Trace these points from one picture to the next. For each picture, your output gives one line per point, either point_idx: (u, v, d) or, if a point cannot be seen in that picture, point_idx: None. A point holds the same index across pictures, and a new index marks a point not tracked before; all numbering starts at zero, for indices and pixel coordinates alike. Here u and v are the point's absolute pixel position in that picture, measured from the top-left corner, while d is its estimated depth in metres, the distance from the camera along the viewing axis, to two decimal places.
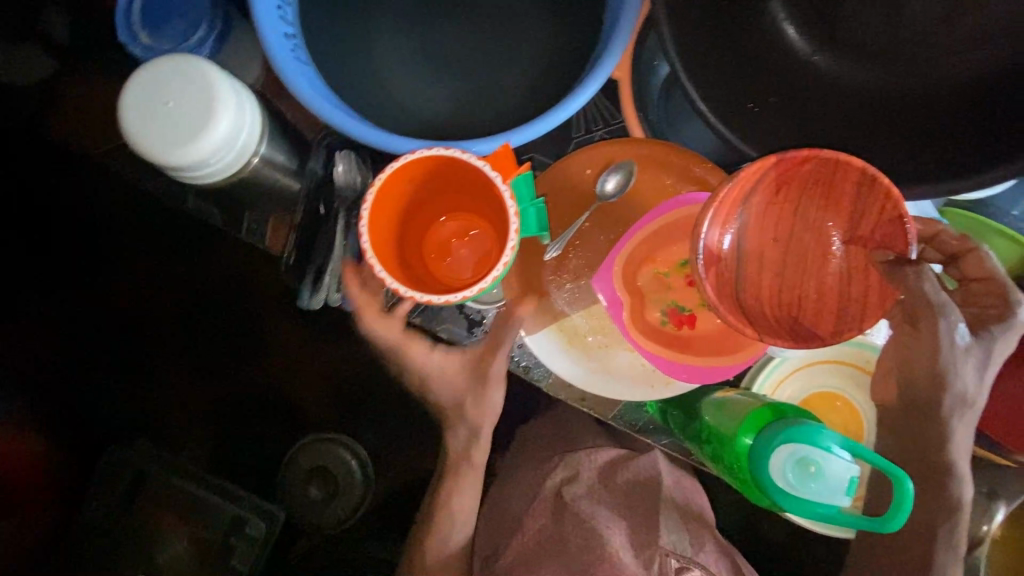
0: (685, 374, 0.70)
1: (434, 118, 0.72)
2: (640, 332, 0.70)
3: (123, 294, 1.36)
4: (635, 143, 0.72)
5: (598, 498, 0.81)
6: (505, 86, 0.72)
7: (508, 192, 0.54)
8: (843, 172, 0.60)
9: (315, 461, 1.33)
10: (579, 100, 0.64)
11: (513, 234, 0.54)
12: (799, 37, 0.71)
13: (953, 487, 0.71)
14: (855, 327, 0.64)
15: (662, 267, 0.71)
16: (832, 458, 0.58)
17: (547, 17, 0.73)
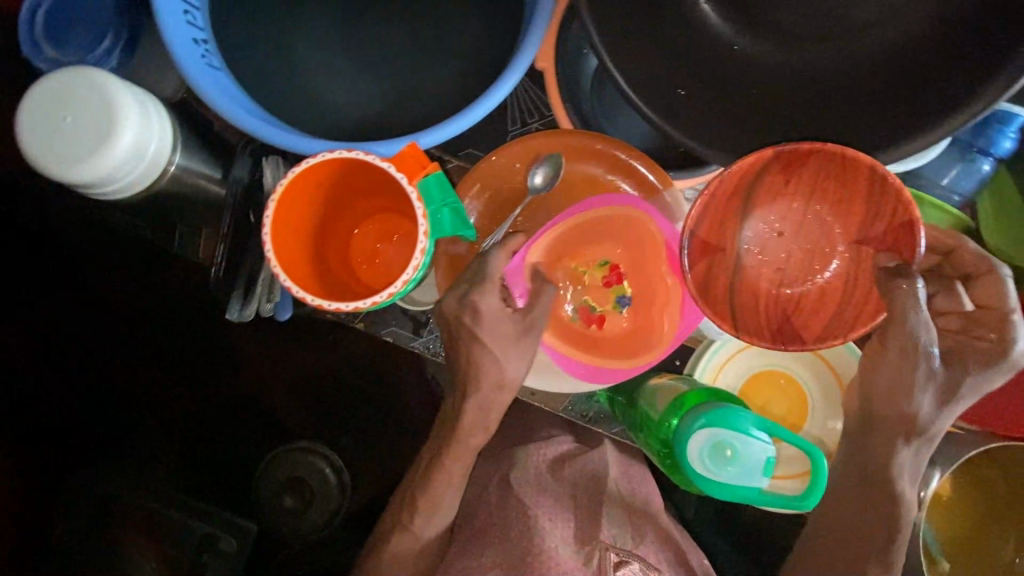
0: (605, 375, 0.70)
1: (359, 119, 0.71)
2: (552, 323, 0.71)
3: (101, 299, 1.18)
4: (562, 134, 0.72)
5: (545, 490, 0.81)
6: (432, 81, 0.71)
7: (415, 193, 0.54)
8: (854, 169, 0.58)
9: (288, 472, 1.21)
10: (498, 95, 0.63)
11: (421, 235, 0.54)
12: (718, 15, 0.67)
13: (900, 506, 0.67)
14: (844, 335, 0.62)
15: (582, 265, 0.72)
16: (746, 439, 0.59)
17: (468, 10, 0.72)
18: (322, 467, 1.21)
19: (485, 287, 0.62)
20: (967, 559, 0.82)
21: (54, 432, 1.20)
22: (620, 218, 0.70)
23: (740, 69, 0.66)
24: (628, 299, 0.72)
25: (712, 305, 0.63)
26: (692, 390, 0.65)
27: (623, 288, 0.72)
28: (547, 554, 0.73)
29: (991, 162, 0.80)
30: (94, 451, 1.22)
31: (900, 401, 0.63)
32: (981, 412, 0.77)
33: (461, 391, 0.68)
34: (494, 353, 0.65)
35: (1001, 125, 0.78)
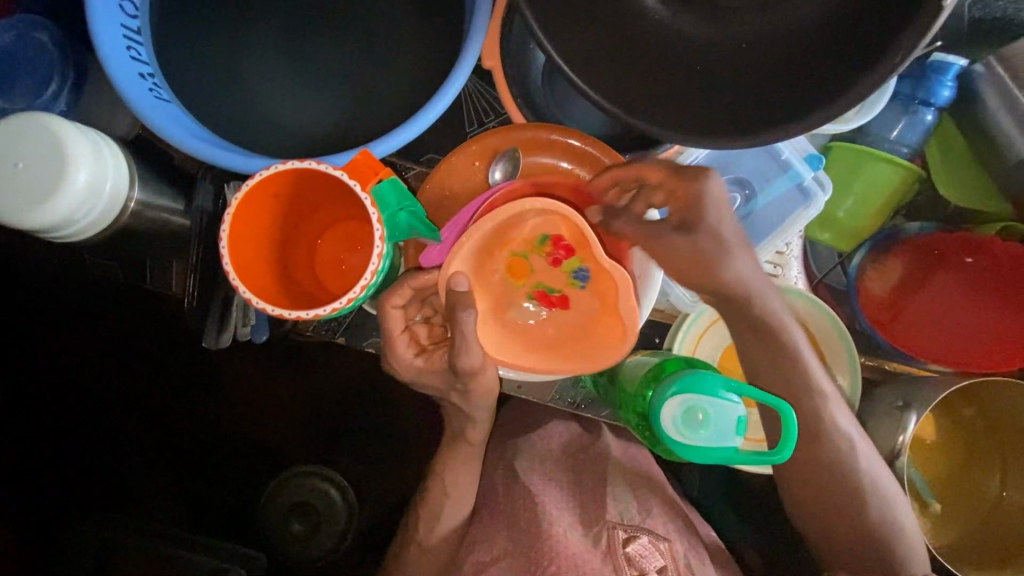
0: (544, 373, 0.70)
1: (319, 135, 0.72)
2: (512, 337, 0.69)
3: (72, 348, 1.17)
4: (514, 128, 0.74)
5: (549, 479, 0.82)
6: (385, 88, 0.72)
7: (369, 200, 0.54)
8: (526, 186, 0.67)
9: (294, 497, 1.21)
10: (448, 93, 0.64)
11: (378, 240, 0.55)
12: None
13: (846, 450, 0.75)
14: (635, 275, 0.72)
15: (519, 248, 0.67)
16: (720, 403, 0.61)
17: (410, 18, 0.73)
18: (327, 489, 1.21)
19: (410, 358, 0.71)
20: (957, 492, 0.85)
21: (55, 447, 1.19)
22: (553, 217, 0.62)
23: (681, 47, 0.68)
24: (582, 269, 0.67)
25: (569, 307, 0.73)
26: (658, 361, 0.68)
27: (575, 261, 0.67)
28: (555, 536, 0.74)
29: (933, 111, 0.83)
30: (89, 465, 1.21)
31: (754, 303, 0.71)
32: (947, 351, 0.84)
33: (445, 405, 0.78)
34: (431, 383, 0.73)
35: (938, 75, 0.80)
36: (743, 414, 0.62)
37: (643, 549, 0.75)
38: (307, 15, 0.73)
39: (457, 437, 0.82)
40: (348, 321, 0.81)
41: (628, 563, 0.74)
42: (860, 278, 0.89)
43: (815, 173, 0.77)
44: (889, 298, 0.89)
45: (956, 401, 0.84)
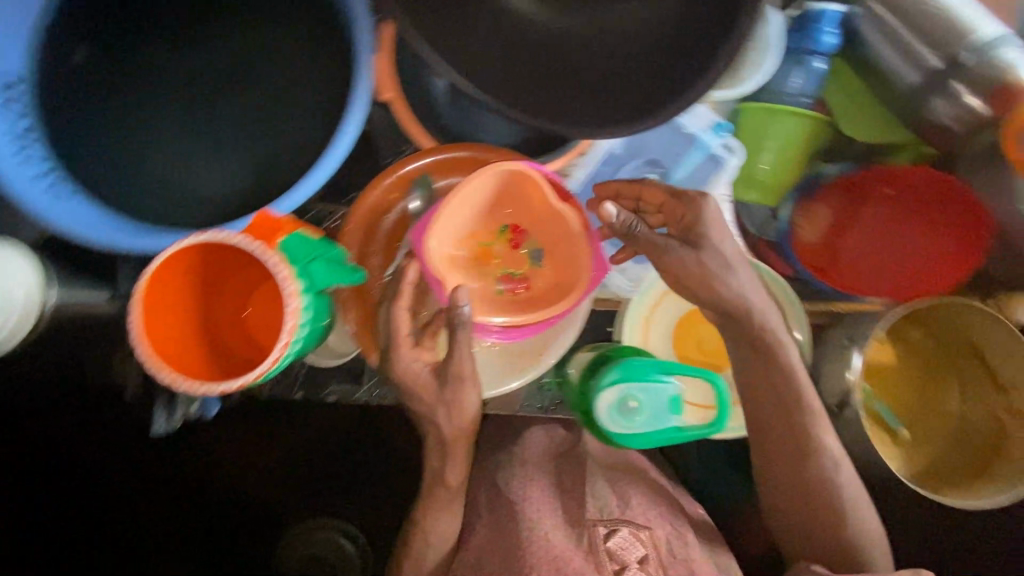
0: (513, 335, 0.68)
1: (233, 197, 0.72)
2: (490, 306, 0.68)
3: None
4: (426, 153, 0.73)
5: (532, 480, 0.82)
6: (289, 138, 0.73)
7: (275, 258, 0.53)
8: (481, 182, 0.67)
9: (311, 550, 1.10)
10: (346, 137, 0.64)
11: (290, 297, 0.53)
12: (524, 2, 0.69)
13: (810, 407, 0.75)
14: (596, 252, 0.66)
15: (483, 238, 0.72)
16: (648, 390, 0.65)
17: (300, 66, 0.73)
18: (338, 541, 1.10)
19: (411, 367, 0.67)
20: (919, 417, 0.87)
21: None
22: (529, 181, 0.67)
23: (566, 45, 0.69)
24: (540, 251, 0.72)
25: (539, 293, 0.69)
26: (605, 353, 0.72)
27: (533, 242, 0.72)
28: (538, 539, 0.74)
29: (819, 59, 0.85)
30: None
31: (768, 316, 0.72)
32: (883, 282, 0.87)
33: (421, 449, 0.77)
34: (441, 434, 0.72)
35: (816, 23, 0.83)
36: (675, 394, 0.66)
37: (624, 541, 0.75)
38: (202, 82, 0.73)
39: (434, 481, 0.77)
40: (303, 373, 0.82)
41: (609, 558, 0.73)
42: (791, 229, 0.91)
43: (723, 140, 0.78)
44: (822, 242, 0.91)
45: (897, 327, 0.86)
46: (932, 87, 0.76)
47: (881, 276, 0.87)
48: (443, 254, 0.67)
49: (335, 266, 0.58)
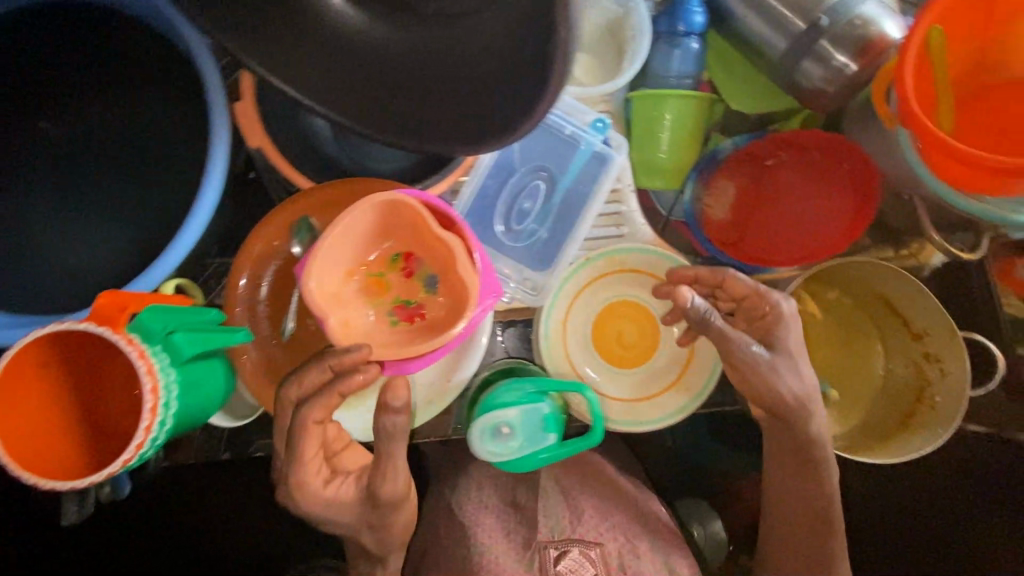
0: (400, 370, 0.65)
1: (109, 271, 0.69)
2: (375, 340, 0.65)
3: None
4: (300, 196, 0.71)
5: (486, 505, 0.82)
6: (159, 198, 0.70)
7: (123, 340, 0.51)
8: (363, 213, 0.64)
9: None
10: (207, 201, 0.65)
11: (141, 379, 0.51)
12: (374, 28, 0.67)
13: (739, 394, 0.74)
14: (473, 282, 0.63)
15: (375, 267, 0.69)
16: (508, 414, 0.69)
17: (160, 126, 0.70)
18: None
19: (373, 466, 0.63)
20: (851, 371, 0.87)
21: None
22: (411, 209, 0.63)
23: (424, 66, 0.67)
24: (433, 278, 0.68)
25: (431, 324, 0.66)
26: (489, 378, 0.78)
27: (426, 269, 0.68)
28: (488, 566, 0.76)
29: (695, 39, 0.85)
30: None
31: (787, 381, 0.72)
32: (796, 249, 0.85)
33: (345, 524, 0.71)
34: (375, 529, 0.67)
35: (683, 4, 0.83)
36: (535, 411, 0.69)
37: (575, 563, 0.78)
38: (60, 151, 0.70)
39: None
40: (226, 432, 0.80)
41: None
42: (700, 209, 0.89)
43: (600, 140, 0.78)
44: (733, 219, 0.89)
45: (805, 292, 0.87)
46: (799, 54, 0.76)
47: (797, 244, 0.85)
48: (328, 290, 0.64)
49: (198, 335, 0.56)
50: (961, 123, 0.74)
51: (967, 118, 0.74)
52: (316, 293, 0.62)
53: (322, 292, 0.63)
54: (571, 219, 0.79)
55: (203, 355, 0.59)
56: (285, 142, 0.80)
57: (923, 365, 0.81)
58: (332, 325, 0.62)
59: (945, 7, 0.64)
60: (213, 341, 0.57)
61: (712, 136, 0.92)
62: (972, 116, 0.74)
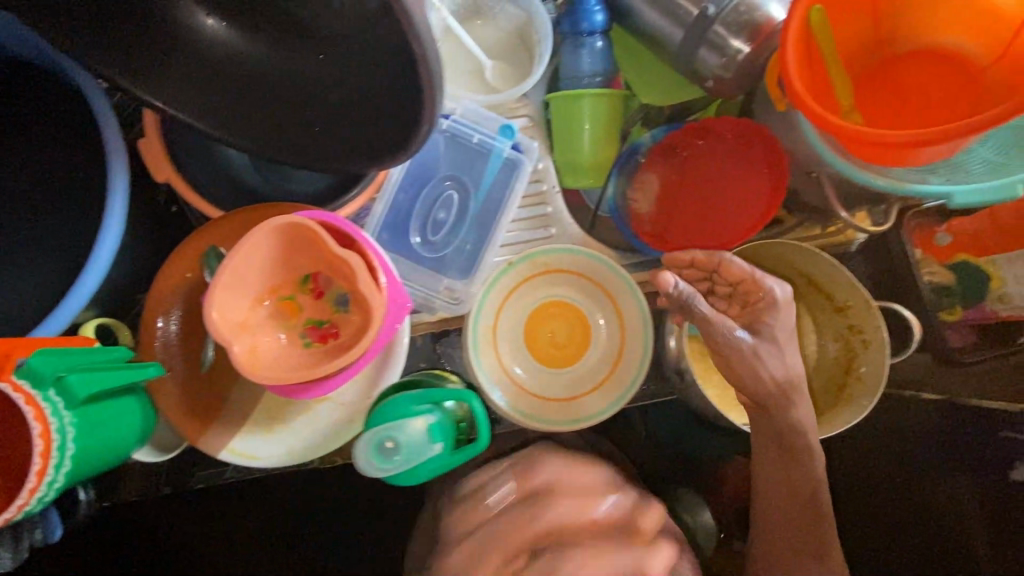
0: (312, 391, 0.65)
1: (19, 323, 0.69)
2: (286, 364, 0.65)
3: None
4: (210, 225, 0.72)
5: None
6: (67, 246, 0.70)
7: (12, 382, 0.52)
8: (261, 239, 0.64)
9: None
10: (107, 239, 0.66)
11: (31, 419, 0.52)
12: (260, 56, 0.67)
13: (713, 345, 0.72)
14: (376, 297, 0.64)
15: (284, 291, 0.69)
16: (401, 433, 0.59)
17: (63, 175, 0.71)
18: None
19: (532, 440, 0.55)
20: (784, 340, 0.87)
21: None
22: (309, 231, 0.64)
23: (314, 90, 0.67)
24: (343, 296, 0.69)
25: (342, 341, 0.67)
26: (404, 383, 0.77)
27: (335, 288, 0.69)
28: None
29: (598, 38, 0.85)
30: None
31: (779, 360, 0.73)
32: (719, 235, 0.85)
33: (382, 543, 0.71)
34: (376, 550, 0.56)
35: (582, 5, 0.83)
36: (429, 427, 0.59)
37: None
38: None
39: None
40: (165, 465, 0.79)
41: None
42: (624, 206, 0.89)
43: (507, 143, 0.79)
44: (658, 210, 0.88)
45: None
46: (693, 43, 0.76)
47: (718, 228, 0.85)
48: (235, 318, 0.65)
49: (95, 376, 0.57)
50: (861, 97, 0.75)
51: (867, 93, 0.75)
52: (220, 321, 0.62)
53: (225, 321, 0.63)
54: (487, 226, 0.80)
55: (108, 394, 0.61)
56: (201, 176, 0.79)
57: (850, 337, 0.81)
58: (236, 352, 0.62)
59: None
60: (122, 377, 0.60)
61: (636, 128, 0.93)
62: (872, 90, 0.75)
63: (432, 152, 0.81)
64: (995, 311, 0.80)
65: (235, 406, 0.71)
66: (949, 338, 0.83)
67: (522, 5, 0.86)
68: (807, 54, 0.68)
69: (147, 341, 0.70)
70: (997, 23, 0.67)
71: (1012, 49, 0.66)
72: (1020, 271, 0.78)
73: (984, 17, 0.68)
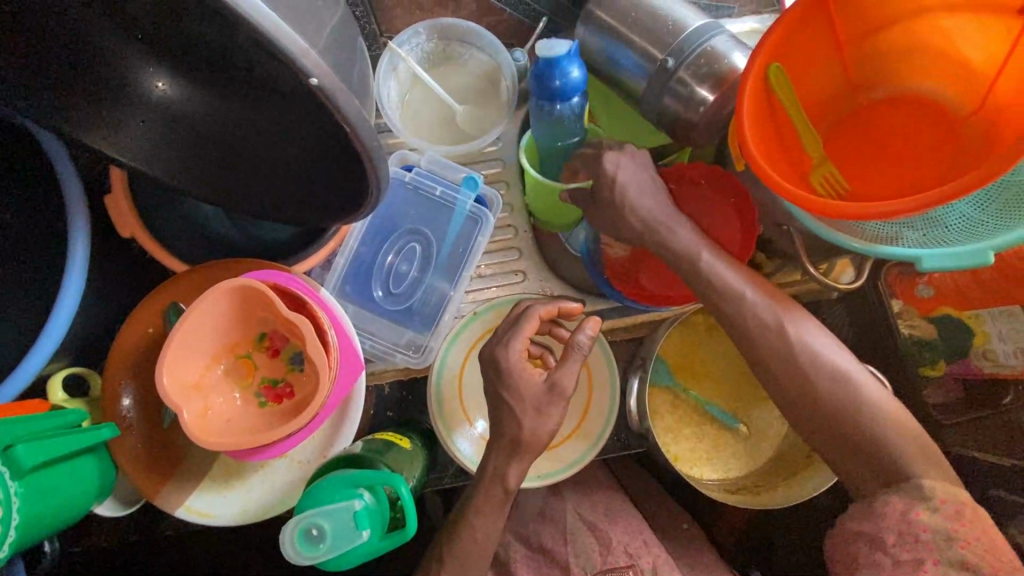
0: (264, 453, 0.65)
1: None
2: (238, 427, 0.65)
3: None
4: (175, 281, 0.72)
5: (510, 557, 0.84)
6: (41, 304, 0.72)
7: None
8: (214, 302, 0.64)
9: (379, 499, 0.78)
10: (66, 300, 0.67)
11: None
12: (211, 116, 0.66)
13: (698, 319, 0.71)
14: (326, 359, 0.64)
15: (241, 350, 0.70)
16: (337, 514, 0.50)
17: (40, 235, 0.73)
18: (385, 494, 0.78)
19: (508, 336, 0.72)
20: (759, 398, 0.85)
21: None
22: (260, 293, 0.65)
23: (271, 153, 0.67)
24: (299, 353, 0.70)
25: (296, 401, 0.67)
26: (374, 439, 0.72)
27: (292, 345, 0.70)
28: None
29: (575, 97, 0.74)
30: None
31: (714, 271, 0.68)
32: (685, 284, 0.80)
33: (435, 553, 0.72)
34: (537, 412, 0.70)
35: (555, 66, 0.71)
36: (369, 507, 0.51)
37: None
38: None
39: None
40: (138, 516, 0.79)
41: None
42: (596, 248, 0.82)
43: (472, 195, 0.79)
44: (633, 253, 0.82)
45: (699, 328, 0.85)
46: (657, 93, 0.75)
47: None
48: (189, 381, 0.65)
49: (44, 445, 0.59)
50: (833, 152, 0.72)
51: (841, 146, 0.72)
52: (173, 385, 0.63)
53: (179, 384, 0.63)
54: (450, 277, 0.81)
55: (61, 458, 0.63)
56: (172, 232, 0.78)
57: None
58: (186, 417, 0.62)
59: (781, 42, 0.63)
60: (73, 442, 0.62)
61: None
62: (847, 144, 0.72)
63: (396, 204, 0.82)
64: (979, 367, 0.78)
65: (196, 460, 0.73)
66: (928, 392, 0.80)
67: (490, 53, 0.86)
68: (768, 108, 0.66)
69: (108, 395, 0.70)
70: (970, 74, 0.64)
71: (989, 100, 0.63)
72: (1002, 328, 0.76)
73: (956, 66, 0.65)
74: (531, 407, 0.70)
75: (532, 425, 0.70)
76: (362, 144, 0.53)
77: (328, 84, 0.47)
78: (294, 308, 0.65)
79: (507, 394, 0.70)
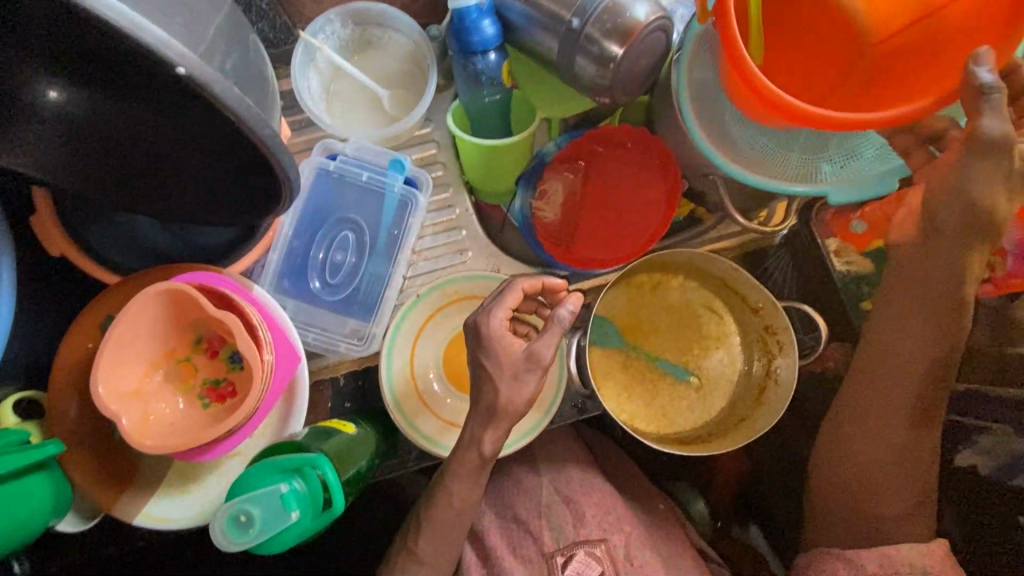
0: (210, 451, 0.66)
1: None
2: (182, 429, 0.66)
3: None
4: (108, 292, 0.72)
5: (488, 530, 0.86)
6: None
7: None
8: (140, 310, 0.64)
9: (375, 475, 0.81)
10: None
11: None
12: (110, 121, 0.64)
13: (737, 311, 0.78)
14: (256, 352, 0.64)
15: (179, 354, 0.70)
16: (260, 500, 0.53)
17: None
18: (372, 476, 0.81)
19: (489, 305, 0.71)
20: (714, 350, 0.85)
21: None
22: (186, 295, 0.65)
23: (188, 157, 0.67)
24: (237, 351, 0.70)
25: (237, 398, 0.68)
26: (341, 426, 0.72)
27: (229, 345, 0.70)
28: None
29: (491, 53, 0.76)
30: None
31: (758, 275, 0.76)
32: (619, 246, 0.82)
33: (415, 529, 0.74)
34: (509, 383, 0.69)
35: (466, 21, 0.74)
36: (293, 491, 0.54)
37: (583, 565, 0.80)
38: None
39: None
40: (106, 531, 0.80)
41: None
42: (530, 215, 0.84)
43: (399, 178, 0.79)
44: (564, 219, 0.84)
45: (645, 285, 0.86)
46: (569, 55, 0.74)
47: (626, 236, 0.83)
48: (127, 390, 0.65)
49: None
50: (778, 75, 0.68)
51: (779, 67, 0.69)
52: (109, 396, 0.63)
53: (116, 394, 0.64)
54: (387, 263, 0.82)
55: (10, 477, 0.63)
56: (104, 245, 0.77)
57: (766, 338, 0.82)
58: (126, 424, 0.62)
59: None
60: (19, 460, 0.62)
61: (549, 123, 0.89)
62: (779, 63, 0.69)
63: (327, 195, 0.82)
64: None
65: (152, 467, 0.74)
66: None
67: (407, 34, 0.85)
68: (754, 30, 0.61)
69: (53, 412, 0.70)
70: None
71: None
72: None
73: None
74: (513, 378, 0.69)
75: (508, 391, 0.69)
76: (257, 135, 0.52)
77: (199, 71, 0.47)
78: (223, 305, 0.65)
79: (486, 361, 0.70)
